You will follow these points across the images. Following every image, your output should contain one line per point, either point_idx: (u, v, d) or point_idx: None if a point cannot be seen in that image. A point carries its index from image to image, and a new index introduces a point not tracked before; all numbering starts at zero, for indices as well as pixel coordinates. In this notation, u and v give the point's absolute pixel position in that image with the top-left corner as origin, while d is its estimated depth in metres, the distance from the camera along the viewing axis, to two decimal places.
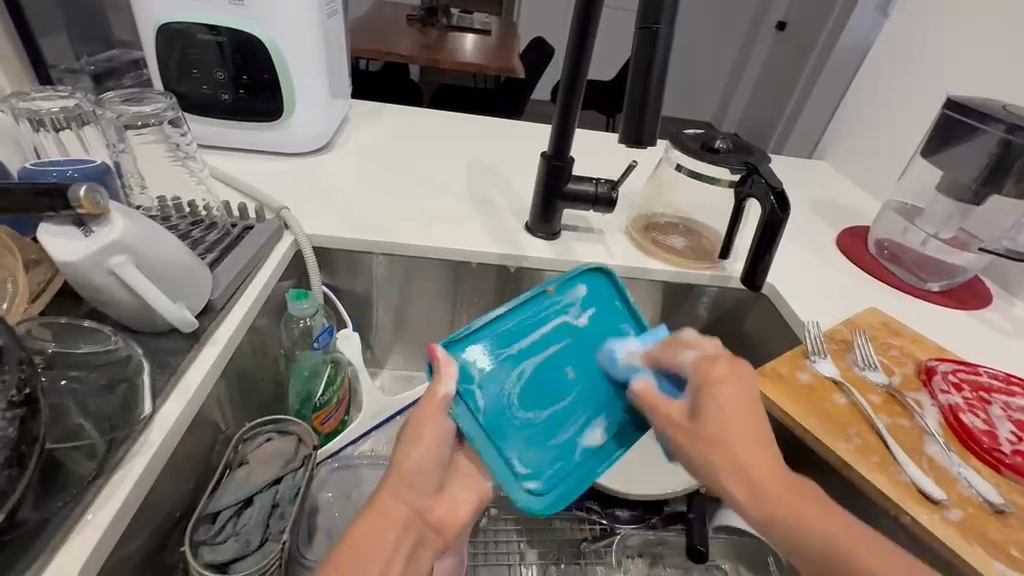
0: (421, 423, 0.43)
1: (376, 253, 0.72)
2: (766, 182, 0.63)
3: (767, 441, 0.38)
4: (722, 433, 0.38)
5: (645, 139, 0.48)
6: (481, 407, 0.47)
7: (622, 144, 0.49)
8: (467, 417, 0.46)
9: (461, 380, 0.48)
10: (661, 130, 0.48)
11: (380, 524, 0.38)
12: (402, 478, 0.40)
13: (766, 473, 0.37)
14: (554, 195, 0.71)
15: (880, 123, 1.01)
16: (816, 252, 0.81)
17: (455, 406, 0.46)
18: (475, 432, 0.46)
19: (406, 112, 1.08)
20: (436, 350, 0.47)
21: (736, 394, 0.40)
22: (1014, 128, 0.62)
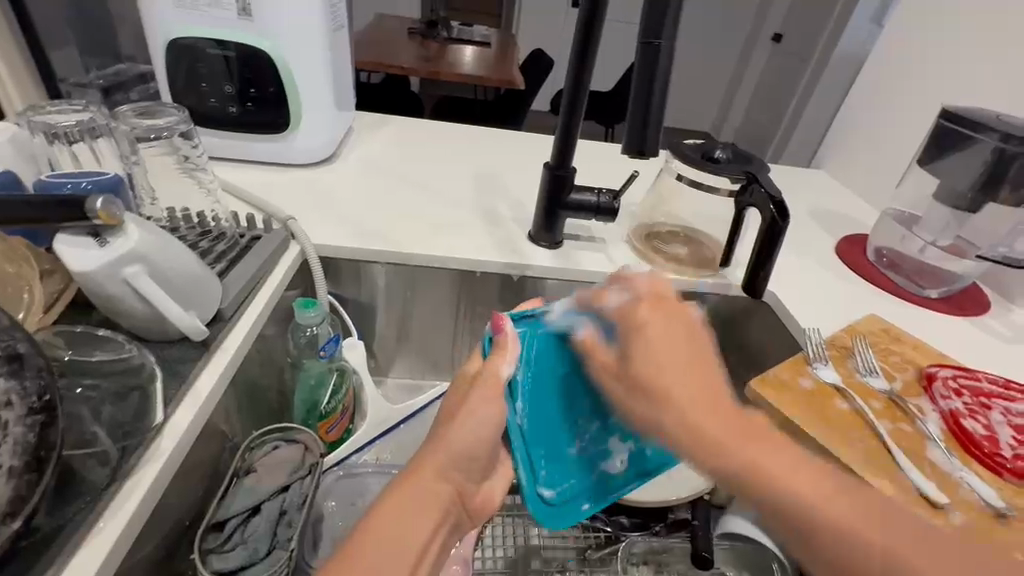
0: (480, 391, 0.42)
1: (381, 263, 0.72)
2: (766, 191, 0.64)
3: (700, 373, 0.41)
4: (649, 377, 0.41)
5: (646, 150, 0.49)
6: (522, 406, 0.45)
7: (625, 155, 0.50)
8: (513, 413, 0.44)
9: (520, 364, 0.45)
10: (663, 140, 0.49)
11: (416, 506, 0.38)
12: (449, 453, 0.40)
13: (708, 420, 0.38)
14: (557, 204, 0.72)
15: (876, 133, 1.02)
16: (816, 261, 0.82)
17: (510, 386, 0.44)
18: (517, 429, 0.44)
19: (409, 124, 1.10)
20: (505, 321, 0.44)
21: (660, 333, 0.43)
22: (1008, 137, 0.64)
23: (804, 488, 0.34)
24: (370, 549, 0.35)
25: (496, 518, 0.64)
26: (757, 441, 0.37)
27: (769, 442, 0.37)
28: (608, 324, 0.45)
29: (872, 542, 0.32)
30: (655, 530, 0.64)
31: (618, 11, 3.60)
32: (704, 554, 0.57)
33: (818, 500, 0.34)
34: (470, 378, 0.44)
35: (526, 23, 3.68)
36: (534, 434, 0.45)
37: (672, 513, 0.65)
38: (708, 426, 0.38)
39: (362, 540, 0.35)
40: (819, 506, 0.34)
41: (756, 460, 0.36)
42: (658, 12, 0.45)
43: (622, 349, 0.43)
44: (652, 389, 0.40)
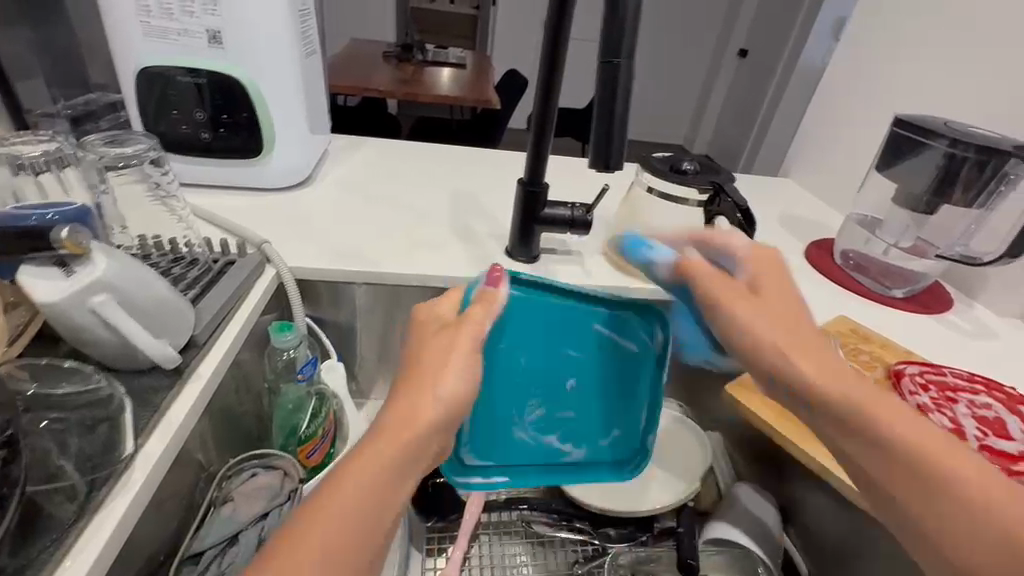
0: (454, 338, 0.43)
1: (359, 283, 0.72)
2: (733, 201, 0.68)
3: (852, 373, 0.43)
4: (842, 397, 0.42)
5: (613, 164, 0.51)
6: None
7: (592, 168, 0.51)
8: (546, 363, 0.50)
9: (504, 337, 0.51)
10: (628, 155, 0.51)
11: (402, 457, 0.37)
12: (426, 396, 0.40)
13: (881, 410, 0.41)
14: (532, 219, 0.73)
15: (836, 142, 1.07)
16: (786, 266, 0.84)
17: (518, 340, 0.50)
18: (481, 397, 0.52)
19: (384, 145, 1.11)
20: (497, 279, 0.48)
21: (816, 364, 0.43)
22: (956, 142, 0.67)
23: (956, 463, 0.38)
24: (338, 490, 0.35)
25: (481, 536, 0.64)
26: (921, 465, 0.39)
27: (943, 447, 0.39)
28: (726, 256, 0.53)
29: (1009, 518, 0.36)
30: (643, 540, 0.63)
31: (586, 31, 3.71)
32: (689, 562, 0.58)
33: (966, 474, 0.38)
34: (441, 323, 0.45)
35: (500, 44, 3.76)
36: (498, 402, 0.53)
37: (659, 521, 0.64)
38: (921, 439, 0.39)
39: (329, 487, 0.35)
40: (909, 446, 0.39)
41: (918, 462, 0.38)
42: (617, 33, 0.47)
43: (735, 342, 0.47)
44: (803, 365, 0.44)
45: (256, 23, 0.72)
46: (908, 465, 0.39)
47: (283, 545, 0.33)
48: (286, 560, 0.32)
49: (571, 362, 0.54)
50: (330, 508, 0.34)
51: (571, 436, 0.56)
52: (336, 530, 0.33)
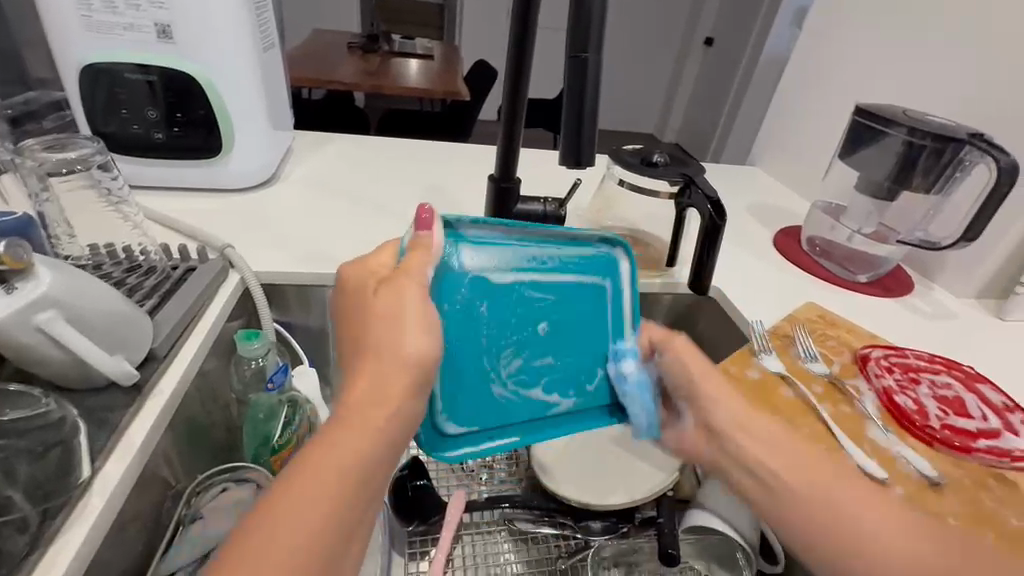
0: (391, 295, 0.39)
1: (329, 285, 0.70)
2: (703, 192, 0.67)
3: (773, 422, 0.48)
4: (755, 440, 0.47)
5: (583, 160, 0.50)
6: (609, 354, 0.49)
7: (562, 164, 0.50)
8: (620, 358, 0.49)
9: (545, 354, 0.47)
10: (598, 149, 0.50)
11: (367, 433, 0.34)
12: (389, 363, 0.37)
13: (789, 450, 0.46)
14: (504, 215, 0.72)
15: (800, 130, 1.09)
16: (758, 254, 0.86)
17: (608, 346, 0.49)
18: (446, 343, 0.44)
19: (351, 141, 1.08)
20: (429, 216, 0.43)
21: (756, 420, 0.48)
22: (914, 130, 0.69)
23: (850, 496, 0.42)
24: (324, 449, 0.33)
25: (464, 537, 0.64)
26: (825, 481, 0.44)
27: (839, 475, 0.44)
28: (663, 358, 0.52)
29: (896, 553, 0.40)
30: (625, 531, 0.63)
31: (554, 20, 3.68)
32: (670, 552, 0.57)
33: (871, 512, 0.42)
34: (375, 278, 0.41)
35: (468, 34, 3.70)
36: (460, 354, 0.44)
37: (639, 512, 0.65)
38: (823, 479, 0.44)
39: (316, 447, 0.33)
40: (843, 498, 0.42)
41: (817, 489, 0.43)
42: (583, 26, 0.46)
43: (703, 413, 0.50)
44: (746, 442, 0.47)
45: (208, 16, 0.68)
46: (837, 513, 0.42)
47: (266, 510, 0.31)
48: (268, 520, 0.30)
49: (535, 298, 0.47)
50: (284, 498, 0.31)
51: (555, 381, 0.48)
52: (299, 511, 0.31)
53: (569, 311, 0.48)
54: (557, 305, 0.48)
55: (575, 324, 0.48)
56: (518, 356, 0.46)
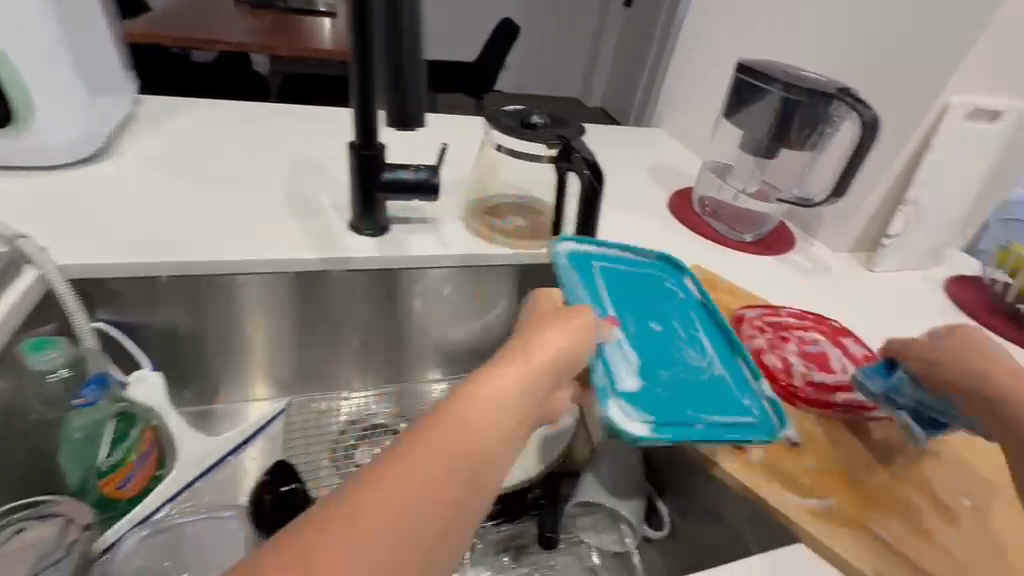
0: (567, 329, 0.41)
1: (164, 275, 0.62)
2: (582, 155, 0.63)
3: None
4: None
5: (413, 121, 0.49)
6: (874, 373, 0.52)
7: (389, 126, 0.49)
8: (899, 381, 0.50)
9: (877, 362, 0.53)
10: (426, 109, 0.49)
11: (469, 427, 0.31)
12: (514, 368, 0.35)
13: None
14: (371, 187, 0.65)
15: (695, 90, 1.08)
16: (649, 219, 0.84)
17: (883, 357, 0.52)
18: (698, 430, 0.46)
19: (211, 106, 0.94)
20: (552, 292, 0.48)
21: None
22: (789, 86, 0.69)
23: None
24: (440, 426, 0.31)
25: None
26: None
27: None
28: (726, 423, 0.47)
29: None
30: (512, 513, 0.62)
31: None
32: (547, 535, 0.59)
33: None
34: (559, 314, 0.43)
35: None
36: (661, 375, 0.50)
37: (529, 492, 0.63)
38: None
39: (437, 424, 0.31)
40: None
41: None
42: None
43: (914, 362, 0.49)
44: (925, 353, 0.48)
45: None
46: None
47: (384, 473, 0.28)
48: (381, 488, 0.27)
49: (635, 330, 0.53)
50: (392, 480, 0.28)
51: (688, 333, 0.55)
52: (392, 499, 0.27)
53: (644, 280, 0.59)
54: (613, 286, 0.56)
55: (648, 286, 0.59)
56: (681, 350, 0.53)
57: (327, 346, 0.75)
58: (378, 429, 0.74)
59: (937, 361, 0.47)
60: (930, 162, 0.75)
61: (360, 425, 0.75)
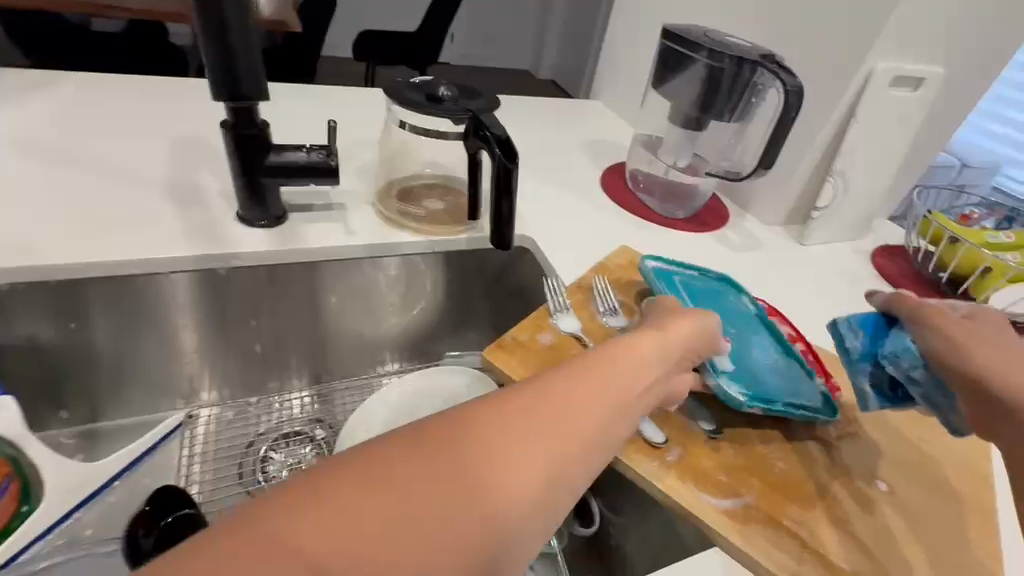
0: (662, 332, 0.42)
1: (6, 282, 0.53)
2: (492, 132, 0.57)
3: None
4: None
5: (253, 95, 0.51)
6: (861, 331, 0.50)
7: (219, 100, 0.51)
8: (904, 357, 0.46)
9: (872, 313, 0.51)
10: (255, 83, 0.50)
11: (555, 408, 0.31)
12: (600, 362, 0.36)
13: None
14: (256, 171, 0.57)
15: (630, 58, 1.03)
16: (579, 197, 0.80)
17: (886, 313, 0.50)
18: (781, 407, 0.49)
19: (85, 79, 0.82)
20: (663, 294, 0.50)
21: None
22: (713, 53, 0.65)
23: None
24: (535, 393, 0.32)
25: None
26: None
27: None
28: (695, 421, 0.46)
29: None
30: None
31: None
32: None
33: None
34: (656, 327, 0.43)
35: None
36: (751, 370, 0.53)
37: None
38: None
39: (504, 403, 0.30)
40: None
41: None
42: None
43: (915, 329, 0.45)
44: (934, 325, 0.44)
45: None
46: None
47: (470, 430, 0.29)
48: (375, 482, 0.25)
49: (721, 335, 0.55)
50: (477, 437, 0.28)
51: (745, 340, 0.56)
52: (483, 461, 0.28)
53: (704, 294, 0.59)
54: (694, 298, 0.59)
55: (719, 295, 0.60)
56: (757, 351, 0.55)
57: (226, 351, 0.68)
58: (295, 437, 0.68)
59: (935, 341, 0.43)
60: (856, 132, 0.74)
61: (274, 434, 0.68)
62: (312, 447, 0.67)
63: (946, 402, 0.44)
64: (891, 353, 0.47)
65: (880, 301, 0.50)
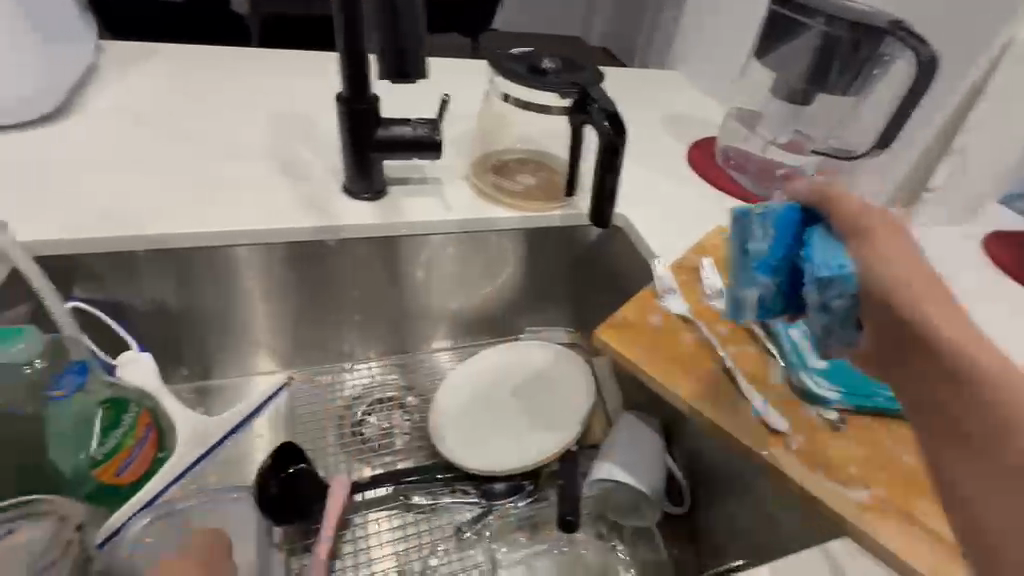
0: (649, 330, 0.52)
1: (143, 250, 0.57)
2: (600, 105, 0.56)
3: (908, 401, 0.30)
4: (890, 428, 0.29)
5: (412, 73, 0.48)
6: (770, 229, 0.41)
7: (386, 76, 0.48)
8: (833, 281, 0.35)
9: (793, 206, 0.40)
10: (421, 56, 0.48)
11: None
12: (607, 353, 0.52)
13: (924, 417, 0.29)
14: (365, 145, 0.59)
15: (718, 24, 0.98)
16: (667, 174, 0.78)
17: (809, 209, 0.40)
18: (883, 401, 0.49)
19: (183, 49, 0.85)
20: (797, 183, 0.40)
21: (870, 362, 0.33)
22: (833, 20, 0.61)
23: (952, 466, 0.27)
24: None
25: (356, 519, 0.59)
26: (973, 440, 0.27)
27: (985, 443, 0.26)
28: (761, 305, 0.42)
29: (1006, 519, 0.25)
30: (529, 488, 0.61)
31: None
32: (568, 519, 0.57)
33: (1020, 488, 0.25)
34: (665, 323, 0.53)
35: None
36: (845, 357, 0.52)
37: (546, 466, 0.62)
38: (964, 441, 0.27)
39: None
40: (979, 356, 0.28)
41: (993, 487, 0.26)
42: None
43: (854, 247, 0.35)
44: (874, 245, 0.34)
45: None
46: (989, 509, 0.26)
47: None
48: None
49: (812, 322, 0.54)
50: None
51: None
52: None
53: None
54: None
55: None
56: None
57: (329, 320, 0.71)
58: (387, 403, 0.71)
59: (871, 263, 0.33)
60: (985, 109, 0.68)
61: (370, 399, 0.71)
62: (408, 414, 0.70)
63: (839, 339, 0.36)
64: (822, 274, 0.35)
65: (802, 192, 0.39)
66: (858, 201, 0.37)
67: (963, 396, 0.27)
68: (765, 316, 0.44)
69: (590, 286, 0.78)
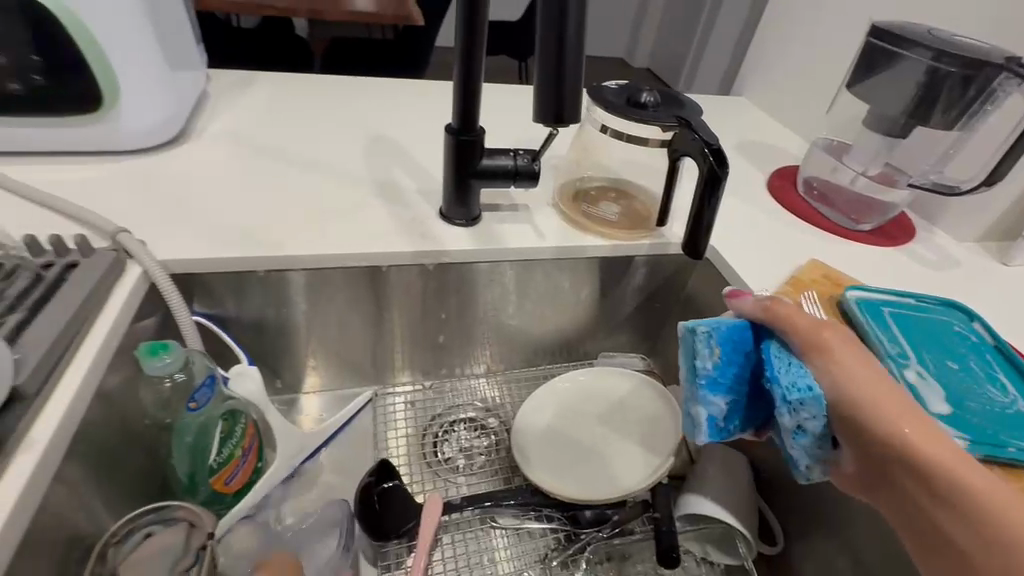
0: None
1: (261, 270, 0.60)
2: (701, 138, 0.57)
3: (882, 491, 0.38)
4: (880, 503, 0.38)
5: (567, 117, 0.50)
6: (718, 350, 0.44)
7: (541, 122, 0.50)
8: (806, 404, 0.39)
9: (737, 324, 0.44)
10: (577, 99, 0.49)
11: None
12: None
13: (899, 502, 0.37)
14: (467, 173, 0.61)
15: (797, 54, 0.97)
16: (751, 204, 0.77)
17: (755, 325, 0.44)
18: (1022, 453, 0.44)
19: (281, 77, 0.90)
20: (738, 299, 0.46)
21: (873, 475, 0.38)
22: (941, 54, 0.59)
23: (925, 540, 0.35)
24: None
25: (443, 539, 0.59)
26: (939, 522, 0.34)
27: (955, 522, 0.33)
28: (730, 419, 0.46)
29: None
30: (614, 519, 0.60)
31: None
32: (672, 554, 0.54)
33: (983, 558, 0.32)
34: None
35: None
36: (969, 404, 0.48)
37: (632, 496, 0.61)
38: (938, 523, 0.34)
39: None
40: (931, 455, 0.35)
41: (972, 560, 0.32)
42: None
43: (816, 366, 0.40)
44: (835, 362, 0.40)
45: None
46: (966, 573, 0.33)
47: None
48: None
49: (930, 365, 0.51)
50: None
51: (968, 375, 0.50)
52: None
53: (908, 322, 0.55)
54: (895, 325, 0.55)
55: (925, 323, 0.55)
56: (978, 386, 0.50)
57: (417, 341, 0.73)
58: (468, 424, 0.72)
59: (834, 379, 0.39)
60: None
61: (451, 418, 0.73)
62: (488, 436, 0.71)
63: (819, 450, 0.41)
64: (793, 398, 0.39)
65: (751, 312, 0.44)
66: (805, 317, 0.42)
67: (937, 498, 0.34)
68: (718, 437, 0.46)
69: (669, 315, 0.77)
